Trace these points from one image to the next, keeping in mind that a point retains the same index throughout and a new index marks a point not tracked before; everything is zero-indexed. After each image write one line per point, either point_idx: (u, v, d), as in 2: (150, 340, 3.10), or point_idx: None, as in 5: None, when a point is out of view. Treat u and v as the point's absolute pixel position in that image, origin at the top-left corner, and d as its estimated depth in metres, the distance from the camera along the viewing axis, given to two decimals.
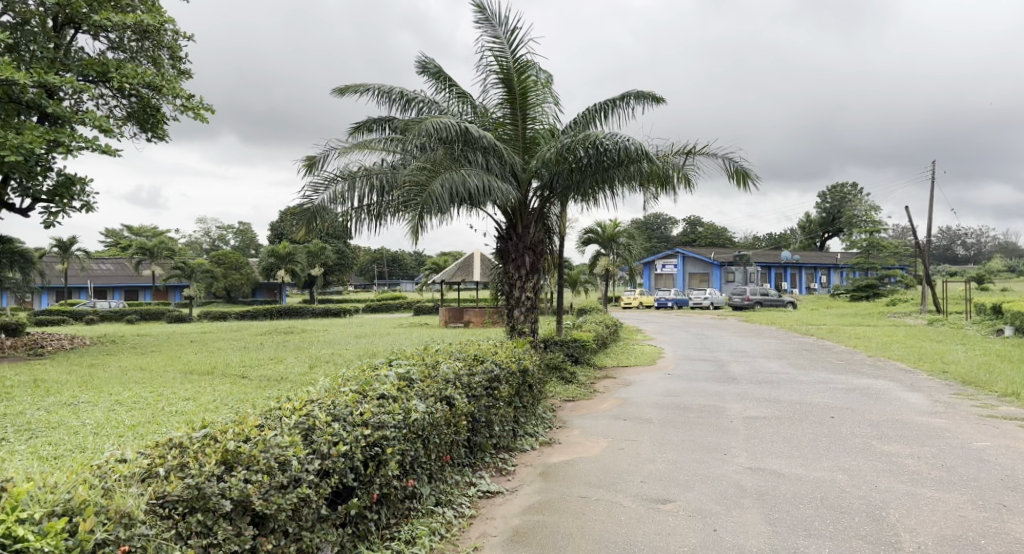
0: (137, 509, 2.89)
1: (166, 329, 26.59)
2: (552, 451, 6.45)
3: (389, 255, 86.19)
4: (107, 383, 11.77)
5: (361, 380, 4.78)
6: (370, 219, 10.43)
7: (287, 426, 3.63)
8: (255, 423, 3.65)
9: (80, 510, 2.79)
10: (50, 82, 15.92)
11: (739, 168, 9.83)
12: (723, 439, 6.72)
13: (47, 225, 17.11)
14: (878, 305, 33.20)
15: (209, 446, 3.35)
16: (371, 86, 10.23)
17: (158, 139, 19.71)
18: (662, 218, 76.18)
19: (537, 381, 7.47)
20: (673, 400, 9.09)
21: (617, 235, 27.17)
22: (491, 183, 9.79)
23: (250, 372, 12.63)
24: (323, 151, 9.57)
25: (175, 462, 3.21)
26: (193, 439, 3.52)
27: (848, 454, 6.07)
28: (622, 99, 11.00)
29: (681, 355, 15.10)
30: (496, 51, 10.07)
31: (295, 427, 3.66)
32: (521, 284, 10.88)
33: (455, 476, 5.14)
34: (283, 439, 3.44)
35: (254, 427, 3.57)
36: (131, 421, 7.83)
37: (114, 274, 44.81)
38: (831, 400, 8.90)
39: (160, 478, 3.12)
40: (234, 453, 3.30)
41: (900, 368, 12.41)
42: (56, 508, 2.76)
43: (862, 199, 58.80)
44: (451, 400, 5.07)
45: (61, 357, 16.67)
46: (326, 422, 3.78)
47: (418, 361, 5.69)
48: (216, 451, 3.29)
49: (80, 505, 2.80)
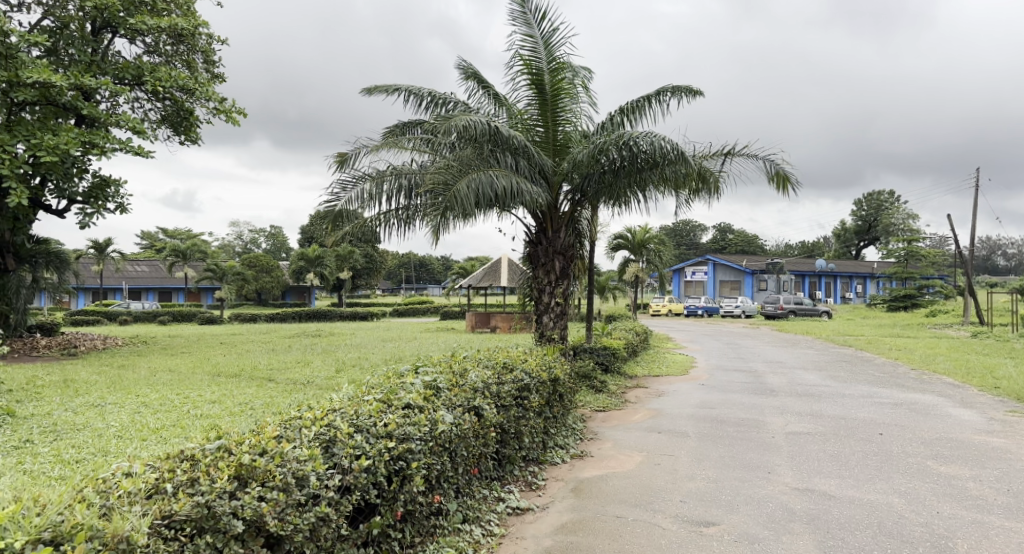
0: (138, 531, 2.68)
1: (196, 331, 26.79)
2: (583, 465, 6.17)
3: (417, 260, 86.53)
4: (136, 384, 11.76)
5: (385, 388, 4.55)
6: (398, 221, 10.25)
7: (307, 438, 3.41)
8: (275, 434, 3.43)
9: (74, 535, 2.58)
10: (87, 84, 16.09)
11: (780, 170, 9.46)
12: (765, 456, 6.39)
13: (82, 226, 17.29)
14: (917, 316, 32.27)
15: (222, 458, 3.14)
16: (402, 85, 10.09)
17: (191, 142, 19.85)
18: (693, 225, 75.33)
19: (567, 390, 7.19)
20: (708, 412, 8.76)
21: (647, 241, 26.71)
22: (520, 186, 9.55)
23: (277, 375, 12.52)
24: (354, 148, 9.42)
25: (183, 477, 2.99)
26: (204, 449, 3.31)
27: (903, 475, 5.73)
28: (657, 95, 10.71)
29: (714, 364, 14.70)
30: (528, 49, 9.89)
31: (316, 438, 3.43)
32: (550, 290, 10.61)
33: (483, 490, 4.90)
34: (302, 453, 3.22)
35: (271, 438, 3.35)
36: (155, 424, 7.75)
37: (148, 275, 45.46)
38: (877, 415, 8.51)
39: (166, 496, 2.89)
40: (248, 467, 3.07)
41: (946, 382, 11.92)
42: (46, 533, 2.55)
43: (899, 207, 57.46)
44: (479, 410, 4.82)
45: (93, 357, 16.80)
46: (348, 433, 3.54)
47: (445, 368, 5.44)
48: (229, 464, 3.08)
49: (74, 529, 2.59)
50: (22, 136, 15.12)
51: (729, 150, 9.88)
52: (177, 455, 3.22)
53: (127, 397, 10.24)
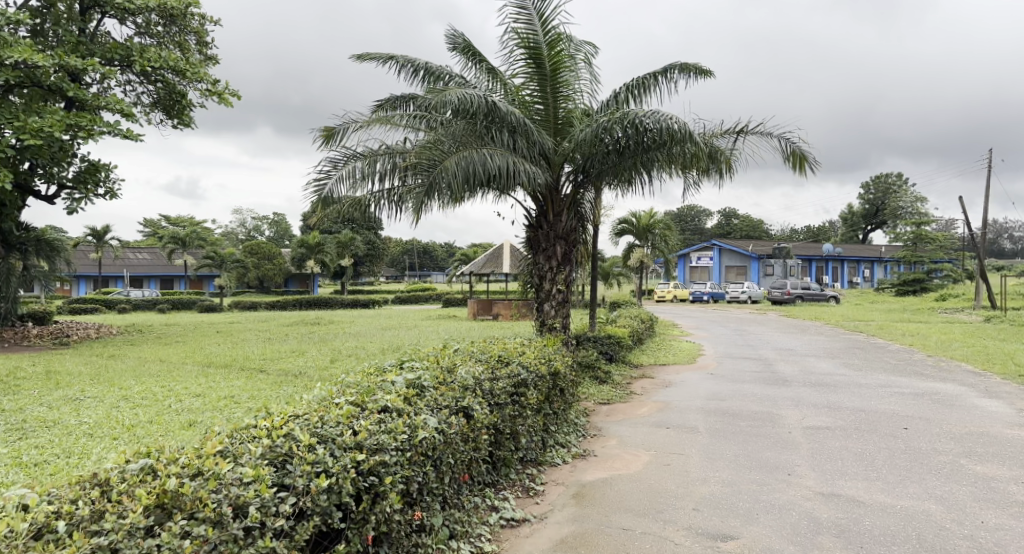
0: None
1: (194, 319, 26.33)
2: (586, 466, 5.69)
3: (419, 247, 86.06)
4: (121, 376, 11.28)
5: (361, 388, 4.07)
6: (389, 203, 9.70)
7: (255, 455, 2.98)
8: (219, 450, 3.00)
9: None
10: (72, 65, 15.53)
11: (797, 149, 8.89)
12: (784, 455, 5.87)
13: (71, 212, 16.82)
14: (927, 301, 31.61)
15: (146, 486, 2.74)
16: (396, 54, 9.54)
17: (183, 126, 19.30)
18: (698, 210, 74.67)
19: (568, 384, 6.69)
20: (719, 405, 8.26)
21: (652, 226, 26.07)
22: (517, 166, 9.02)
23: (268, 366, 12.04)
24: (342, 123, 8.88)
25: (86, 513, 2.61)
26: (126, 471, 2.93)
27: (936, 477, 5.23)
28: (664, 72, 10.12)
29: (722, 352, 14.20)
30: (522, 22, 9.32)
31: (266, 454, 3.00)
32: (552, 277, 10.08)
33: (474, 499, 4.43)
34: (242, 476, 2.81)
35: (212, 457, 2.93)
36: (131, 421, 7.27)
37: (149, 264, 45.05)
38: (900, 407, 7.97)
39: (58, 540, 2.52)
40: (173, 495, 2.69)
41: (967, 370, 11.37)
42: None
43: (908, 190, 56.61)
44: (468, 411, 4.35)
45: (84, 347, 16.37)
46: (308, 445, 3.10)
47: (432, 364, 4.95)
48: (149, 493, 2.69)
49: None
50: (6, 119, 14.55)
51: (741, 127, 9.31)
52: (89, 480, 2.83)
53: (109, 390, 9.78)
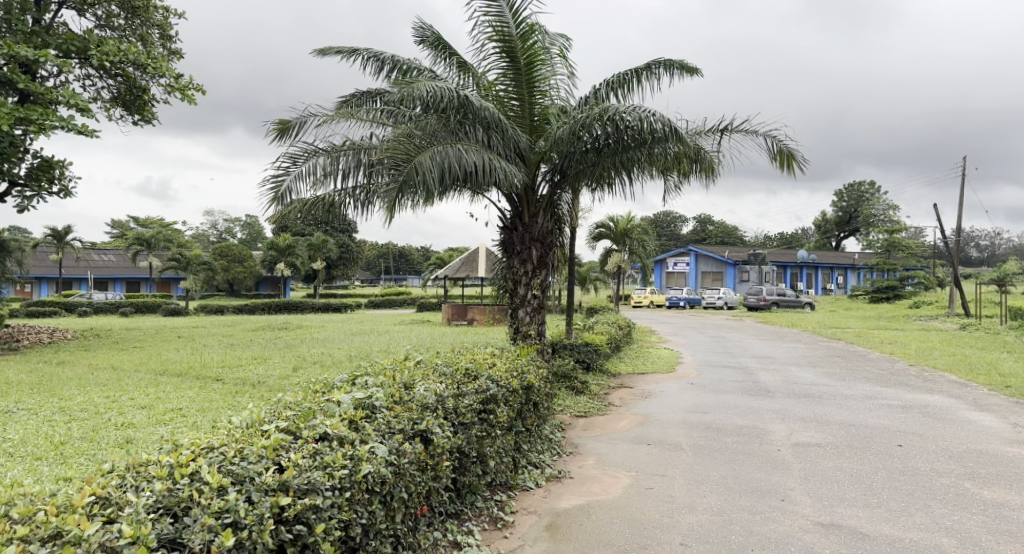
0: None
1: (157, 323, 25.43)
2: (561, 490, 5.16)
3: (395, 251, 85.42)
4: (65, 385, 10.53)
5: (299, 409, 3.56)
6: (356, 202, 9.14)
7: (141, 506, 2.58)
8: (95, 497, 2.61)
9: None
10: (22, 55, 14.69)
11: (784, 148, 8.47)
12: (775, 477, 5.38)
13: (22, 210, 15.95)
14: (901, 308, 31.60)
15: None
16: (359, 48, 8.98)
17: (145, 123, 18.50)
18: (674, 215, 74.86)
19: (543, 397, 6.17)
20: (701, 418, 7.78)
21: (630, 230, 25.64)
22: (493, 162, 8.49)
23: (226, 374, 11.39)
24: (299, 115, 8.29)
25: None
26: None
27: (942, 503, 4.79)
28: (648, 69, 9.67)
29: (700, 360, 13.77)
30: (494, 14, 8.78)
31: (155, 507, 2.61)
32: (527, 281, 9.56)
33: (434, 533, 3.94)
34: (117, 536, 2.43)
35: (81, 513, 2.53)
36: (62, 437, 6.64)
37: (115, 265, 43.84)
38: (890, 421, 7.54)
39: None
40: None
41: (951, 380, 11.00)
42: None
43: (881, 198, 57.00)
44: (427, 434, 3.83)
45: (33, 352, 15.50)
46: (214, 490, 2.71)
47: (389, 379, 4.39)
48: None
49: None
50: None
51: (726, 125, 8.86)
52: None
53: (47, 400, 9.07)
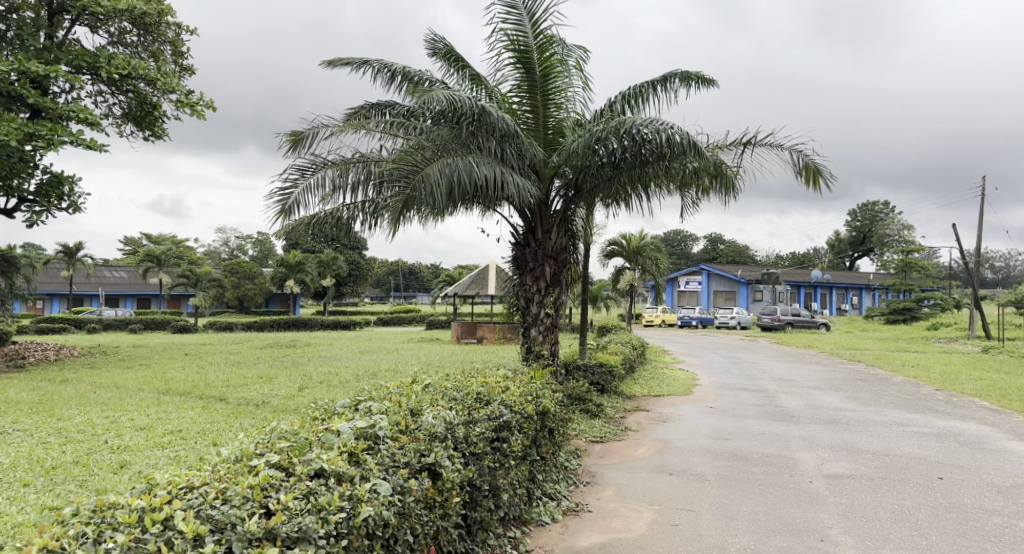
0: None
1: (165, 340, 25.18)
2: (581, 526, 4.79)
3: (405, 268, 85.39)
4: (64, 405, 10.23)
5: (294, 440, 3.28)
6: (365, 217, 8.86)
7: None
8: (46, 550, 2.36)
9: None
10: (33, 70, 14.59)
11: (810, 163, 8.13)
12: (811, 513, 5.00)
13: (31, 226, 15.78)
14: (919, 330, 30.93)
15: None
16: (370, 58, 8.73)
17: (155, 139, 18.39)
18: (685, 234, 74.41)
19: (558, 423, 5.79)
20: (725, 446, 7.38)
21: (643, 248, 25.28)
22: (505, 176, 8.19)
23: (230, 394, 11.05)
24: (311, 126, 8.02)
25: None
26: None
27: (998, 547, 4.38)
28: (664, 81, 9.38)
29: (718, 382, 13.32)
30: (512, 23, 8.52)
31: None
32: (539, 299, 9.21)
33: None
34: None
35: None
36: (55, 461, 6.33)
37: (126, 282, 43.81)
38: (925, 451, 7.10)
39: None
40: None
41: (982, 407, 10.50)
42: None
43: (895, 218, 56.34)
44: (435, 468, 3.50)
45: (38, 370, 15.23)
46: (186, 543, 2.47)
47: (395, 404, 4.06)
48: None
49: None
50: None
51: (749, 138, 8.53)
52: None
53: (45, 421, 8.78)
